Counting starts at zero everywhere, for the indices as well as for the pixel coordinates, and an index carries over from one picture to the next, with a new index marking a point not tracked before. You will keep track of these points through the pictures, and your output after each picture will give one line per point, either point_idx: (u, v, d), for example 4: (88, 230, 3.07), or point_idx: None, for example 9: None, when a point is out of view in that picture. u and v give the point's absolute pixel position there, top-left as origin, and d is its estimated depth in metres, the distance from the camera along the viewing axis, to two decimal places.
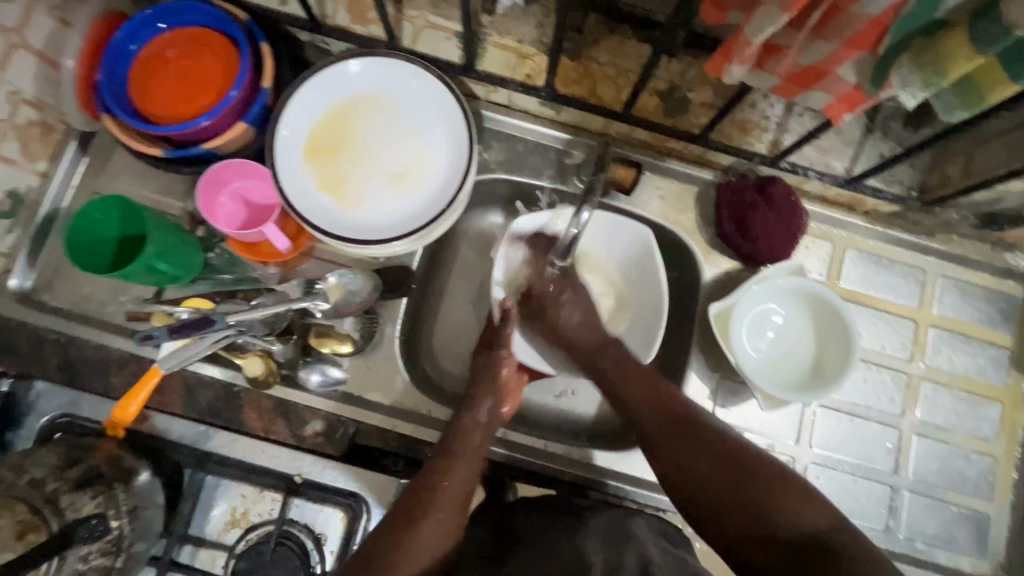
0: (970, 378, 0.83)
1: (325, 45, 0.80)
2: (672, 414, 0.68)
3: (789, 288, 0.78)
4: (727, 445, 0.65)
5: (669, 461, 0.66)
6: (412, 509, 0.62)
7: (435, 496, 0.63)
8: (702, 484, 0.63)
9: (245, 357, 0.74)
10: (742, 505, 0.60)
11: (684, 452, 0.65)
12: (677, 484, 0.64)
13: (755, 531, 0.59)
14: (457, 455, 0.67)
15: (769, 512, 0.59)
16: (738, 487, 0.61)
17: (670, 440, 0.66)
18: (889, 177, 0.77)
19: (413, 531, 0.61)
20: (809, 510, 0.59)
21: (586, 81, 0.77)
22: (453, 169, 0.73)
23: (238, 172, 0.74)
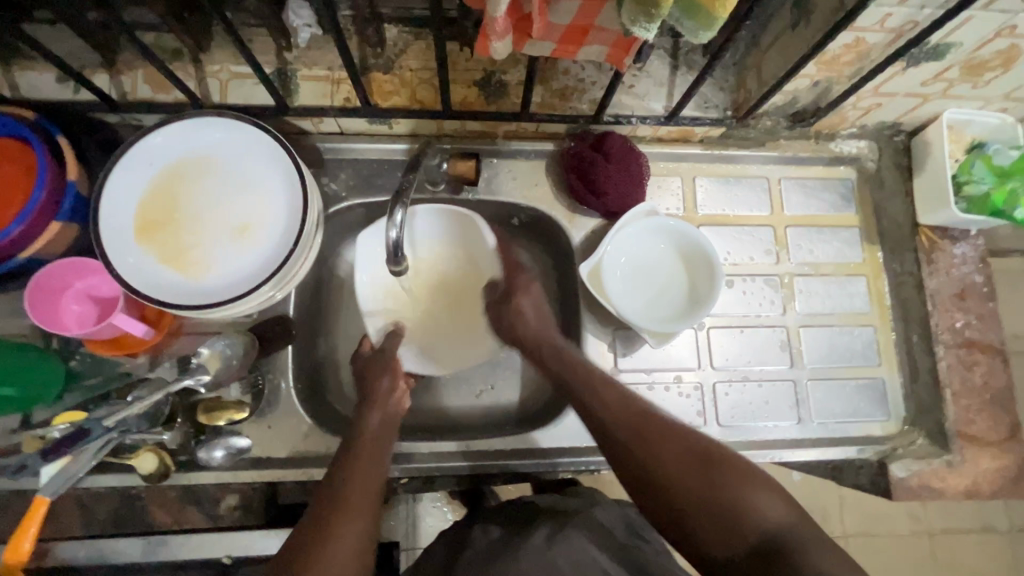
0: (833, 262, 0.90)
1: (135, 121, 0.78)
2: (623, 414, 0.61)
3: (642, 230, 0.82)
4: (694, 444, 0.58)
5: (631, 453, 0.59)
6: (326, 510, 0.58)
7: (346, 494, 0.60)
8: (655, 480, 0.57)
9: (135, 455, 0.71)
10: (707, 501, 0.54)
11: (648, 443, 0.58)
12: (639, 478, 0.58)
13: (722, 529, 0.53)
14: (350, 480, 0.61)
15: (738, 508, 0.53)
16: (706, 488, 0.54)
17: (639, 439, 0.59)
18: (703, 104, 0.82)
19: (333, 531, 0.56)
20: (775, 503, 0.53)
21: (403, 89, 0.78)
22: (293, 207, 0.72)
23: (73, 273, 0.71)
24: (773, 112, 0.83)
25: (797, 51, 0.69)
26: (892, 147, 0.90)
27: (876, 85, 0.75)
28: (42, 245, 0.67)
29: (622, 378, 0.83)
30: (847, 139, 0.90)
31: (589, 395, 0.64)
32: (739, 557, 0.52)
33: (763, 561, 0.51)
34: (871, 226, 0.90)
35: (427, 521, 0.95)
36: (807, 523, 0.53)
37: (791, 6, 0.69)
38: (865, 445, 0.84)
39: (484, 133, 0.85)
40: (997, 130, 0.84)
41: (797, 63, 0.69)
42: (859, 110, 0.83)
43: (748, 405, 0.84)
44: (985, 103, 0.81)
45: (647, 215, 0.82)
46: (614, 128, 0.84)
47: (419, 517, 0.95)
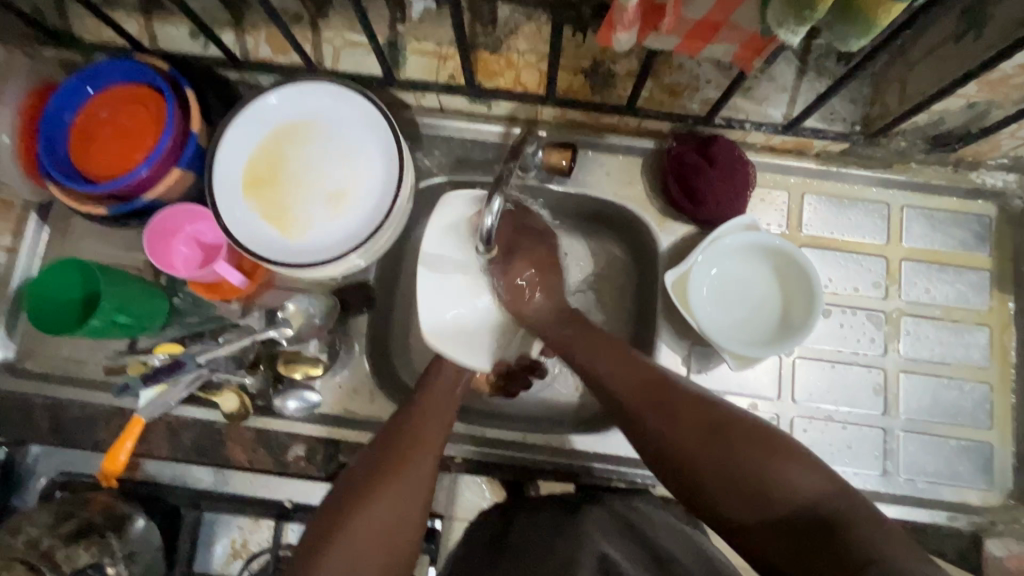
0: (952, 306, 0.80)
1: (252, 80, 0.82)
2: (640, 383, 0.66)
3: (741, 244, 0.77)
4: (712, 416, 0.62)
5: (643, 428, 0.64)
6: (367, 483, 0.61)
7: (393, 473, 0.62)
8: (672, 451, 0.61)
9: (220, 394, 0.76)
10: (733, 484, 0.58)
11: (663, 416, 0.63)
12: (656, 455, 0.63)
13: (744, 501, 0.57)
14: (382, 484, 0.61)
15: (762, 491, 0.56)
16: (727, 464, 0.58)
17: (645, 417, 0.64)
18: (828, 115, 0.75)
19: (367, 503, 0.60)
20: (806, 476, 0.56)
21: (508, 71, 0.77)
22: (387, 180, 0.74)
23: (186, 217, 0.76)
24: (909, 131, 0.74)
25: (955, 69, 0.61)
26: None
27: None
28: (162, 189, 0.72)
29: None
30: (992, 170, 0.80)
31: (606, 382, 0.68)
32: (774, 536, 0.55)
33: (806, 539, 0.53)
34: (1005, 272, 0.80)
35: (464, 495, 0.83)
36: (844, 494, 0.55)
37: (959, 16, 0.61)
38: (958, 513, 0.75)
39: (583, 123, 0.82)
40: None
41: (953, 82, 0.62)
42: (1016, 140, 0.72)
43: (827, 446, 0.78)
44: None
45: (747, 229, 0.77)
46: (723, 132, 0.79)
47: (458, 488, 0.83)
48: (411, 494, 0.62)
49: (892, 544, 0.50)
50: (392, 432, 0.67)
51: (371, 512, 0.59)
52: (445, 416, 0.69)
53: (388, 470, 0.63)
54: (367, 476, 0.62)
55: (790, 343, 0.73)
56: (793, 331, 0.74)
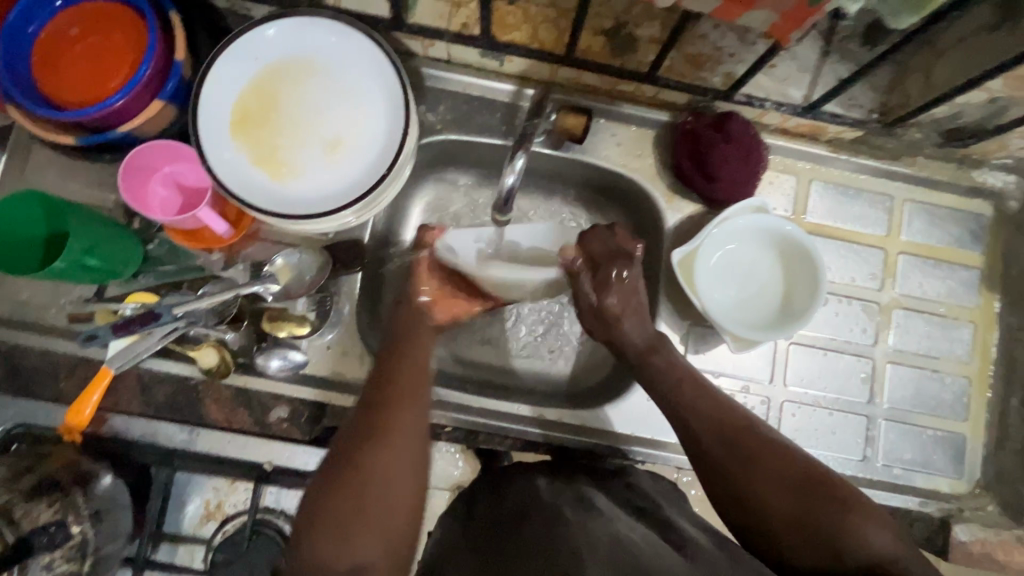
0: (941, 301, 0.82)
1: (243, 10, 0.75)
2: (722, 429, 0.62)
3: (751, 227, 0.76)
4: (796, 472, 0.57)
5: (722, 474, 0.60)
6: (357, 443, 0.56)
7: (376, 439, 0.56)
8: (755, 504, 0.57)
9: (198, 349, 0.71)
10: (815, 530, 0.54)
11: (749, 465, 0.59)
12: (732, 502, 0.59)
13: (823, 554, 0.53)
14: (392, 436, 0.56)
15: (841, 547, 0.52)
16: (812, 522, 0.54)
17: (727, 464, 0.60)
18: (847, 101, 0.74)
19: (366, 469, 0.54)
20: (880, 534, 0.52)
21: (525, 25, 0.72)
22: (391, 130, 0.69)
23: (166, 157, 0.70)
24: (925, 123, 0.73)
25: (986, 60, 0.60)
26: None
27: None
28: (140, 122, 0.65)
29: None
30: (993, 169, 0.81)
31: (693, 424, 0.63)
32: None
33: None
34: (993, 271, 0.82)
35: (437, 464, 0.82)
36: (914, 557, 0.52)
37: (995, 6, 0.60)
38: (929, 499, 0.78)
39: (598, 89, 0.79)
40: None
41: (982, 75, 0.60)
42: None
43: (813, 431, 0.79)
44: None
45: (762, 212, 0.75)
46: (741, 110, 0.77)
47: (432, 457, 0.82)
48: (405, 458, 0.56)
49: None
50: (389, 382, 0.61)
51: (381, 470, 0.55)
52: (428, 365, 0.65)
53: (387, 414, 0.58)
54: (373, 430, 0.57)
55: (792, 328, 0.72)
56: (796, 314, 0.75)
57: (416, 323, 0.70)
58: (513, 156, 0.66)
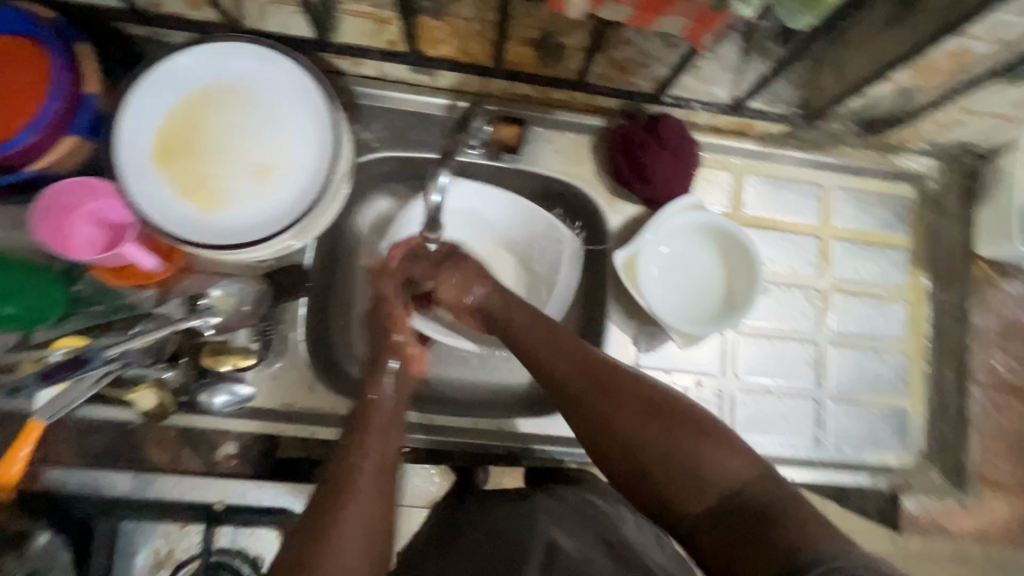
0: (876, 282, 0.85)
1: (163, 38, 0.73)
2: (588, 368, 0.61)
3: (691, 225, 0.78)
4: (648, 396, 0.59)
5: (590, 413, 0.60)
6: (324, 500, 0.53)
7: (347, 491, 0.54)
8: (620, 441, 0.58)
9: (134, 391, 0.68)
10: (675, 462, 0.55)
11: (607, 405, 0.59)
12: (597, 440, 0.59)
13: (687, 483, 0.55)
14: (349, 503, 0.53)
15: (696, 470, 0.55)
16: (670, 448, 0.56)
17: (580, 401, 0.60)
18: (770, 97, 0.76)
19: (332, 521, 0.51)
20: (728, 459, 0.55)
21: (453, 40, 0.72)
22: (322, 151, 0.67)
23: (87, 193, 0.66)
24: (844, 115, 0.76)
25: (889, 53, 0.63)
26: (960, 170, 0.84)
27: (963, 101, 0.69)
28: (54, 158, 0.63)
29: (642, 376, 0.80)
30: (913, 154, 0.84)
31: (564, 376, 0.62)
32: (707, 518, 0.53)
33: (726, 522, 0.53)
34: (922, 250, 0.86)
35: (414, 481, 0.83)
36: (773, 479, 0.55)
37: None
38: (879, 474, 0.81)
39: (533, 98, 0.80)
40: None
41: (885, 67, 0.63)
42: (936, 126, 0.76)
43: (765, 418, 0.81)
44: None
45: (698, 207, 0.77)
46: (672, 111, 0.79)
47: (406, 475, 0.82)
48: (377, 509, 0.54)
49: (810, 514, 0.51)
50: (354, 454, 0.57)
51: (340, 538, 0.50)
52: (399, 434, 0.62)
53: (359, 471, 0.55)
54: (335, 488, 0.54)
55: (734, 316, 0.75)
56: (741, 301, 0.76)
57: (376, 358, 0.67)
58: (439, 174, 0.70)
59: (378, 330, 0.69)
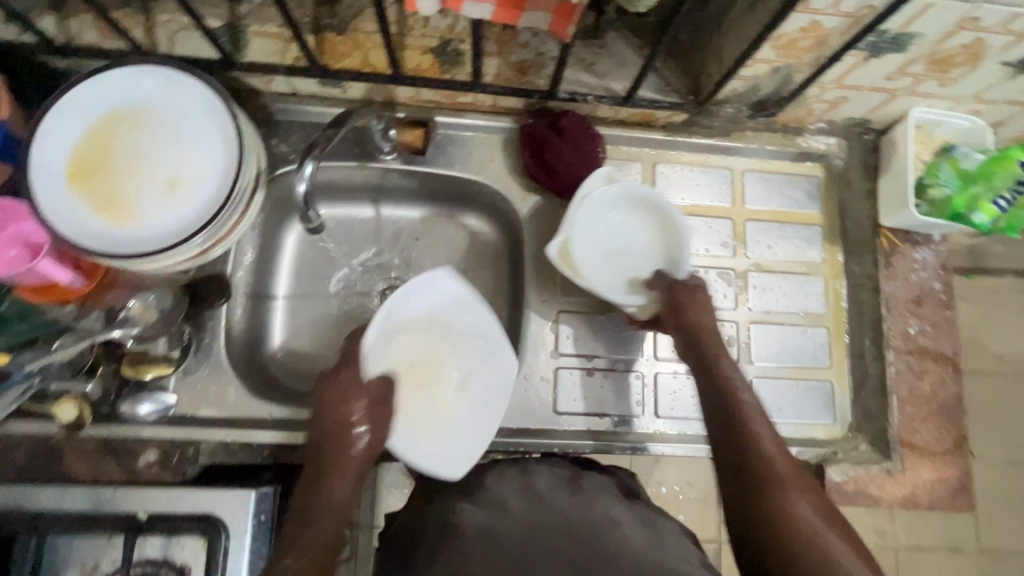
0: (790, 259, 0.87)
1: (82, 68, 0.77)
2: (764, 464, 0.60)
3: (598, 199, 0.80)
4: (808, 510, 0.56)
5: (752, 489, 0.59)
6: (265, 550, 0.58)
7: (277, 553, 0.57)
8: (763, 520, 0.56)
9: (55, 404, 0.69)
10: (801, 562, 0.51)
11: (769, 493, 0.58)
12: (742, 515, 0.58)
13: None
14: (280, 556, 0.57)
15: (827, 557, 0.51)
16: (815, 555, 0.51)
17: (750, 480, 0.60)
18: (661, 86, 0.80)
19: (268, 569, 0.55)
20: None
21: (355, 52, 0.77)
22: (228, 161, 0.71)
23: (6, 216, 0.69)
24: (734, 99, 0.79)
25: (750, 33, 0.66)
26: (862, 146, 0.87)
27: (837, 76, 0.72)
28: None
29: (562, 362, 0.82)
30: (815, 134, 0.87)
31: (751, 450, 0.62)
32: None
33: None
34: (834, 225, 0.88)
35: None
36: None
37: None
38: (806, 447, 0.81)
39: (441, 103, 0.84)
40: (967, 134, 0.79)
41: (751, 43, 0.66)
42: (825, 104, 0.80)
43: (689, 398, 0.82)
44: (956, 103, 0.77)
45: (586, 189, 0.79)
46: (574, 106, 0.83)
47: None
48: (308, 560, 0.57)
49: None
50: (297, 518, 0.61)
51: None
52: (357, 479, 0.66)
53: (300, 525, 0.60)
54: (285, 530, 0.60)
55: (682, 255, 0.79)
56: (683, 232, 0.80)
57: (339, 398, 0.69)
58: (301, 164, 0.68)
59: (338, 394, 0.68)
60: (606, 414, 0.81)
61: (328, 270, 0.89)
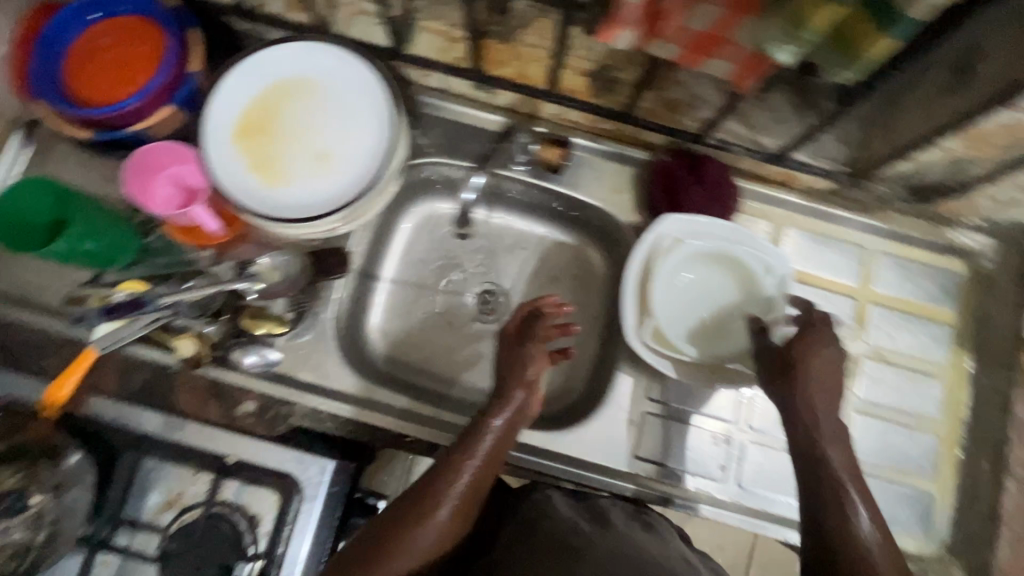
0: (911, 356, 0.82)
1: (259, 32, 0.82)
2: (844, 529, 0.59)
3: (676, 254, 0.76)
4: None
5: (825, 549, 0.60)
6: (401, 515, 0.63)
7: (413, 526, 0.62)
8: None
9: (177, 338, 0.75)
10: None
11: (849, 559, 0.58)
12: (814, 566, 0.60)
13: None
14: (404, 534, 0.62)
15: None
16: None
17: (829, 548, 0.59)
18: (817, 152, 0.77)
19: (403, 539, 0.62)
20: None
21: (515, 62, 0.78)
22: (379, 145, 0.74)
23: (172, 157, 0.75)
24: (893, 178, 0.76)
25: (938, 119, 0.63)
26: (1016, 252, 0.81)
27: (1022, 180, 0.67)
28: (151, 124, 0.72)
29: (650, 407, 0.80)
30: (966, 230, 0.82)
31: (833, 513, 0.60)
32: None
33: None
34: (967, 330, 0.82)
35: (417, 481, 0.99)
36: None
37: None
38: None
39: (582, 125, 0.84)
40: None
41: (940, 129, 0.62)
42: (993, 203, 0.74)
43: (775, 475, 0.79)
44: None
45: (644, 258, 0.76)
46: (716, 154, 0.81)
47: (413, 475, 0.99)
48: (438, 537, 0.63)
49: None
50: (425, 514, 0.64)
51: (410, 546, 0.62)
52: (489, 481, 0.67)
53: (428, 506, 0.63)
54: (409, 501, 0.64)
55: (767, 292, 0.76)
56: (766, 264, 0.76)
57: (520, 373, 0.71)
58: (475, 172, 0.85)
59: (515, 361, 0.72)
60: (686, 471, 0.78)
61: (437, 264, 0.92)
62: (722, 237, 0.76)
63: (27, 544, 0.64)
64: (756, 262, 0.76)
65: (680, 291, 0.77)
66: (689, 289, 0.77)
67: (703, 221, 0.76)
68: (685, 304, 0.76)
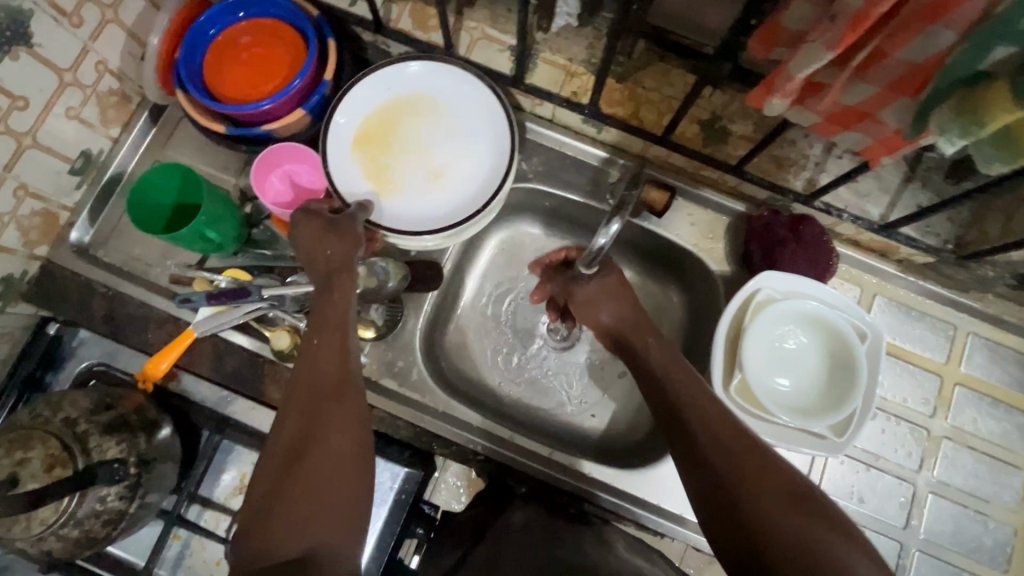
0: (993, 443, 0.81)
1: (384, 46, 0.85)
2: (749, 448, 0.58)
3: (772, 312, 0.76)
4: (785, 488, 0.54)
5: (740, 463, 0.56)
6: (308, 361, 0.61)
7: (317, 379, 0.60)
8: (751, 491, 0.55)
9: (272, 330, 0.78)
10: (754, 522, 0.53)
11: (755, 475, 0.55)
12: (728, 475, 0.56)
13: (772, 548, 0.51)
14: (322, 405, 0.58)
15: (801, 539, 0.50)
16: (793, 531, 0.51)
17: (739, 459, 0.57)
18: (925, 228, 0.77)
19: (320, 407, 0.58)
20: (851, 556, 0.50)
21: (629, 103, 0.79)
22: (493, 173, 0.76)
23: (290, 155, 0.78)
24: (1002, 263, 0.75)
25: None
26: None
27: None
28: (280, 126, 0.75)
29: None
30: None
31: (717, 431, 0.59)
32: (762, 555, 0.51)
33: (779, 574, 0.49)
34: None
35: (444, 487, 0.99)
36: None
37: None
38: None
39: (683, 170, 0.85)
40: None
41: None
42: None
43: None
44: None
45: (737, 313, 0.76)
46: (816, 215, 0.81)
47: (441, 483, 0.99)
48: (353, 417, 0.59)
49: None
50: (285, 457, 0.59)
51: (325, 414, 0.58)
52: (363, 420, 0.59)
53: (329, 369, 0.61)
54: (317, 359, 0.61)
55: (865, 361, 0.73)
56: (860, 332, 0.75)
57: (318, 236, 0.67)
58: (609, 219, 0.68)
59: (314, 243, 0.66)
60: None
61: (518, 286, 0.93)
62: (817, 300, 0.76)
63: (121, 511, 0.67)
64: (851, 330, 0.75)
65: (773, 351, 0.76)
66: (778, 350, 0.77)
67: (799, 280, 0.76)
68: (773, 363, 0.76)
